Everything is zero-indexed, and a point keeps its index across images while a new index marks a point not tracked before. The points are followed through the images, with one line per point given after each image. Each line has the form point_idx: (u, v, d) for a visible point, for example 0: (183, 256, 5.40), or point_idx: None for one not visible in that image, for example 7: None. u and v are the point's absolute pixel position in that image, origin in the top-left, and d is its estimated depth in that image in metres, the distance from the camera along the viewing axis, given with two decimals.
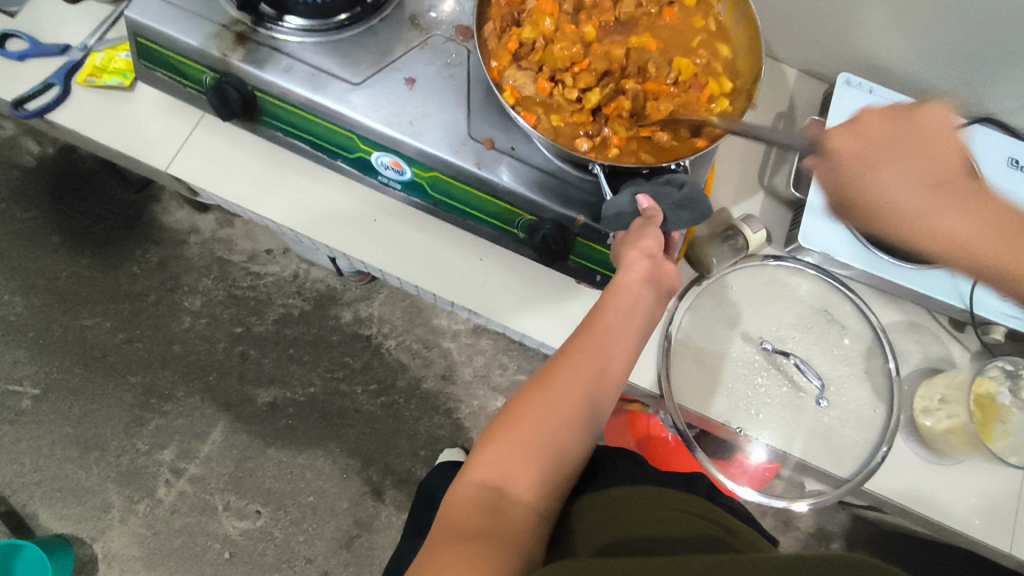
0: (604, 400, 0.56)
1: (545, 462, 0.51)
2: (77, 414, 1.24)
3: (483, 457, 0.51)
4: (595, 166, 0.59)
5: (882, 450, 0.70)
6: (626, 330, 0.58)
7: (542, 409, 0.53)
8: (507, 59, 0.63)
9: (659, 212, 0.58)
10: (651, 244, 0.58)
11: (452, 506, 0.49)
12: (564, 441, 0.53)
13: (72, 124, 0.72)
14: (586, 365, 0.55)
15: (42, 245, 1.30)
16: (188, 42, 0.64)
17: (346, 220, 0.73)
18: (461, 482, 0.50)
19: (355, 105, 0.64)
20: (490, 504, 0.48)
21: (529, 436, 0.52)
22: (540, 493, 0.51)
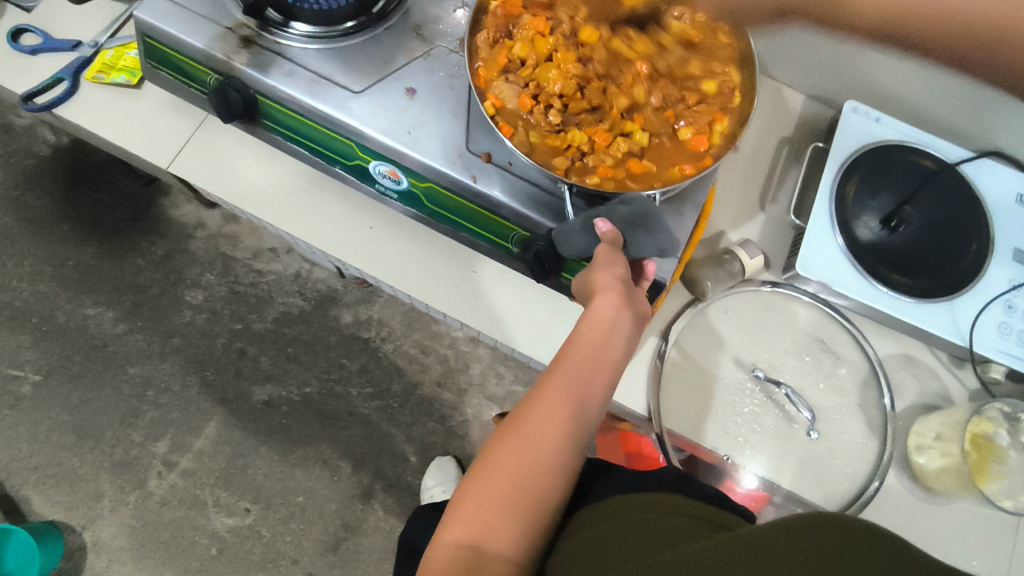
0: (582, 435, 0.54)
1: (522, 512, 0.50)
2: (75, 401, 1.25)
3: (458, 514, 0.50)
4: (563, 186, 0.61)
5: (873, 484, 0.69)
6: (604, 360, 0.56)
7: (516, 456, 0.52)
8: (496, 71, 0.62)
9: (615, 233, 0.58)
10: (621, 270, 0.57)
11: (429, 568, 0.48)
12: (541, 486, 0.51)
13: (77, 119, 0.73)
14: (561, 404, 0.54)
15: (52, 232, 1.32)
16: (193, 44, 0.65)
17: (342, 224, 0.74)
18: (437, 543, 0.50)
19: (356, 115, 0.64)
20: (467, 566, 0.48)
21: (504, 487, 0.51)
22: (518, 543, 0.50)
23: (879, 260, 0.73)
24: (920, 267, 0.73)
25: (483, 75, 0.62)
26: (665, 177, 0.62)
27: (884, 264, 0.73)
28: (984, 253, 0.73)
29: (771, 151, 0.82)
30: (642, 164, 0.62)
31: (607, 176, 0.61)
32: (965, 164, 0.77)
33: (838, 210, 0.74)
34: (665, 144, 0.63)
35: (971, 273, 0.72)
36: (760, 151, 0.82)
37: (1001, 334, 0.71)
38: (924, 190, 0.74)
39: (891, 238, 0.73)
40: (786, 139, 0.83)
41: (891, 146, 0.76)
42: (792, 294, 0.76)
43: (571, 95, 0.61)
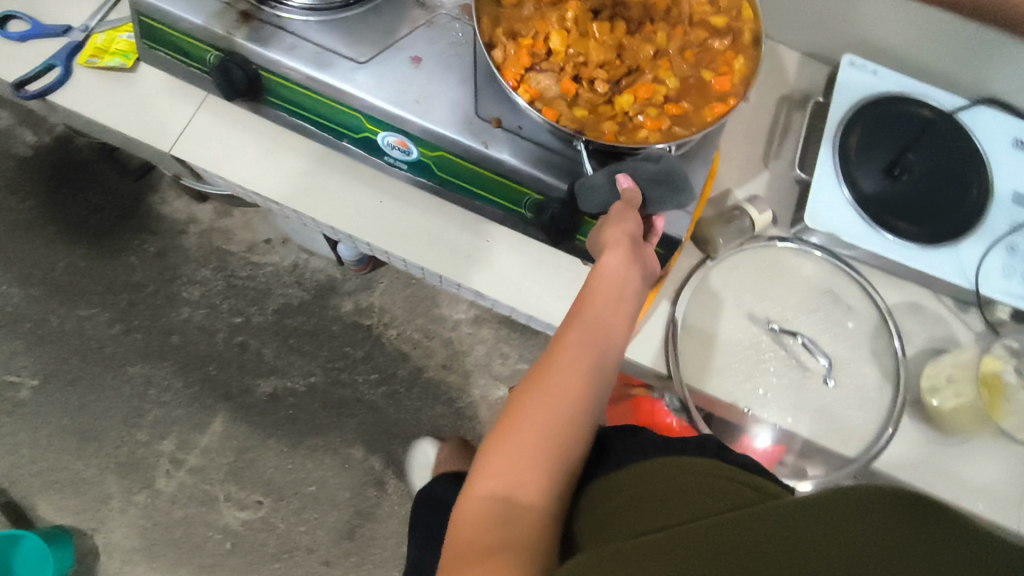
0: (601, 386, 0.56)
1: (549, 460, 0.51)
2: (76, 405, 1.23)
3: (485, 467, 0.50)
4: (581, 145, 0.61)
5: (886, 433, 0.71)
6: (617, 314, 0.58)
7: (541, 408, 0.53)
8: (518, 59, 0.61)
9: (637, 192, 0.58)
10: (633, 226, 0.58)
11: (463, 523, 0.48)
12: (566, 435, 0.52)
13: (73, 105, 0.72)
14: (580, 357, 0.55)
15: (39, 235, 1.29)
16: (192, 21, 0.64)
17: (352, 202, 0.73)
18: (467, 497, 0.50)
19: (365, 86, 0.64)
20: (502, 515, 0.48)
21: (532, 437, 0.51)
22: (548, 492, 0.50)
23: (884, 209, 0.74)
24: (923, 214, 0.74)
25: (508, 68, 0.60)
26: (704, 120, 0.61)
27: (890, 210, 0.74)
28: (984, 197, 0.75)
29: (772, 110, 0.83)
30: (681, 113, 0.61)
31: (655, 128, 0.60)
32: (961, 112, 0.78)
33: (842, 161, 0.75)
34: (696, 85, 0.63)
35: (975, 217, 0.74)
36: (760, 110, 0.83)
37: (1006, 275, 0.73)
38: (923, 138, 0.75)
39: (894, 186, 0.74)
40: (785, 97, 0.84)
41: (889, 96, 0.77)
42: (804, 249, 0.77)
43: (605, 66, 0.61)
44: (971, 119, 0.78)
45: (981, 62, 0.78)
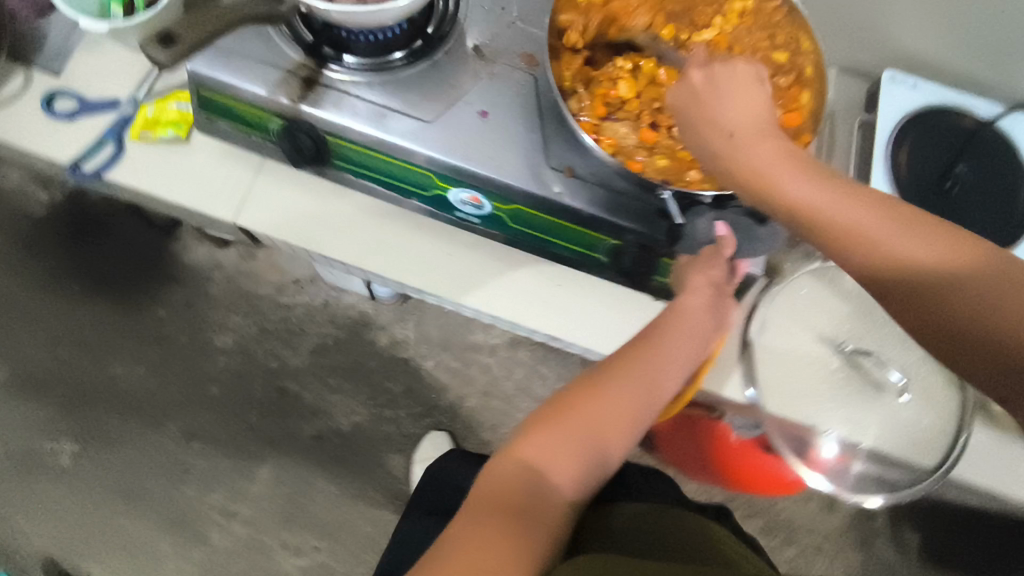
0: (650, 410, 0.59)
1: (584, 456, 0.55)
2: (119, 465, 1.22)
3: (531, 438, 0.55)
4: (666, 192, 0.59)
5: (963, 438, 0.73)
6: (682, 347, 0.62)
7: (596, 415, 0.57)
8: (598, 112, 0.63)
9: (731, 242, 0.63)
10: (717, 273, 0.63)
11: (492, 476, 0.54)
12: (604, 441, 0.56)
13: (129, 181, 0.70)
14: (639, 374, 0.59)
15: (62, 294, 1.26)
16: (256, 91, 0.63)
17: (421, 257, 0.73)
18: (505, 456, 0.55)
19: (436, 147, 0.64)
20: (526, 484, 0.53)
21: (578, 439, 0.56)
22: (573, 485, 0.55)
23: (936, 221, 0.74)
24: (973, 225, 0.75)
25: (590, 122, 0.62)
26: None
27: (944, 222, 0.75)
28: None
29: None
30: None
31: None
32: (1001, 120, 0.79)
33: (892, 175, 0.76)
34: None
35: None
36: None
37: None
38: (967, 153, 0.77)
39: (941, 199, 0.75)
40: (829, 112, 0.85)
41: (932, 110, 0.78)
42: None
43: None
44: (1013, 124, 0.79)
45: None
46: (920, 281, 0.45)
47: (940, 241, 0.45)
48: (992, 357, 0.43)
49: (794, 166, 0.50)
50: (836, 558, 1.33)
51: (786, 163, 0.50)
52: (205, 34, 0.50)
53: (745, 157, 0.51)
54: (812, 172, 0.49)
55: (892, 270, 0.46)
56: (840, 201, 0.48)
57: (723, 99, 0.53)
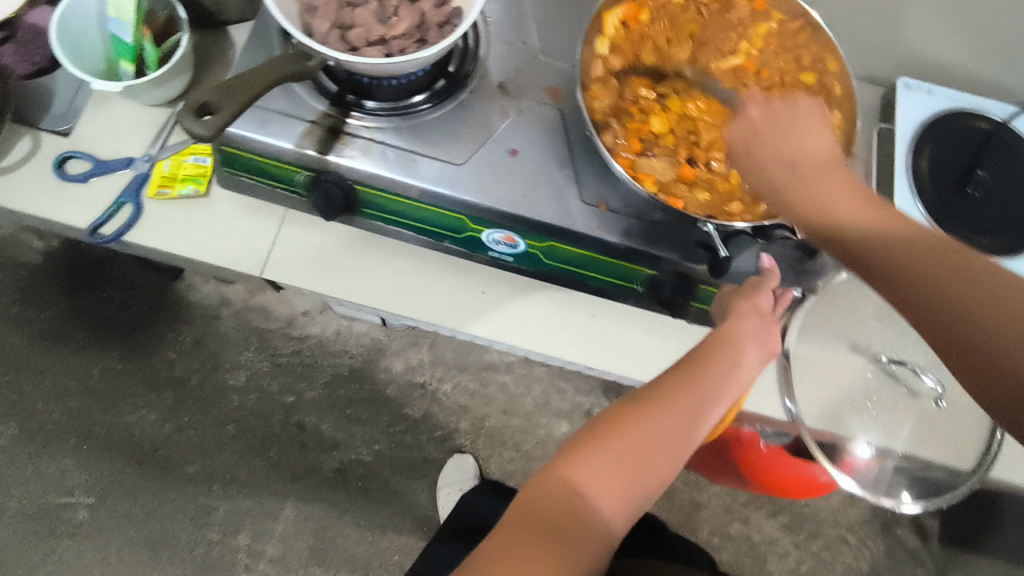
0: (696, 438, 0.56)
1: (629, 480, 0.52)
2: (139, 514, 1.19)
3: (577, 458, 0.52)
4: (709, 225, 0.61)
5: (998, 437, 0.73)
6: (728, 373, 0.59)
7: (643, 440, 0.54)
8: (633, 146, 0.63)
9: (776, 274, 0.64)
10: (761, 302, 0.62)
11: (535, 494, 0.51)
12: (650, 466, 0.53)
13: (151, 242, 0.68)
14: (686, 399, 0.56)
15: (67, 343, 1.23)
16: (281, 145, 0.62)
17: (454, 297, 0.72)
18: (547, 477, 0.52)
19: (468, 189, 0.62)
20: (570, 506, 0.50)
21: (626, 464, 0.52)
22: (617, 512, 0.51)
23: (964, 224, 0.75)
24: (999, 226, 0.75)
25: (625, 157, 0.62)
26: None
27: (968, 224, 0.75)
28: None
29: None
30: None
31: None
32: (1013, 120, 0.80)
33: (916, 180, 0.76)
34: None
35: None
36: None
37: None
38: (986, 154, 0.78)
39: (967, 201, 0.76)
40: None
41: (947, 115, 0.80)
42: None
43: (716, 143, 0.64)
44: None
45: None
46: (906, 278, 0.42)
47: (932, 238, 0.44)
48: (986, 368, 0.39)
49: (831, 180, 0.49)
50: (861, 548, 1.35)
51: (812, 162, 0.50)
52: (241, 102, 0.49)
53: (763, 149, 0.53)
54: (831, 173, 0.50)
55: (881, 259, 0.44)
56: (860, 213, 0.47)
57: (788, 132, 0.52)
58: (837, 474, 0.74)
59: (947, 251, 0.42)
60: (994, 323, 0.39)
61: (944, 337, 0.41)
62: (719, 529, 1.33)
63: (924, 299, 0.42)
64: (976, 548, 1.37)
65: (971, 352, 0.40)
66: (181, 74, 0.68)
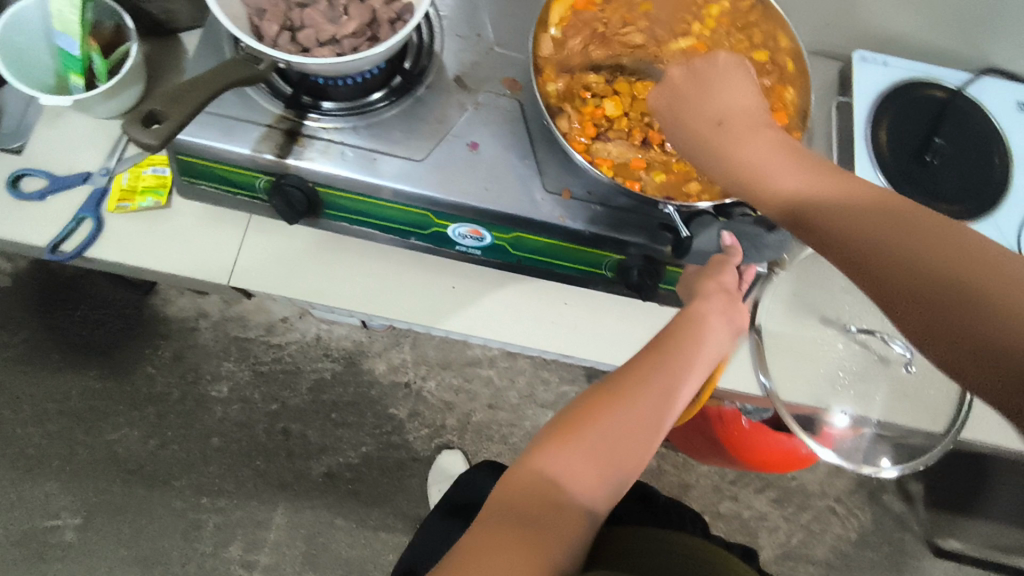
0: (669, 418, 0.57)
1: (602, 467, 0.53)
2: (128, 532, 1.18)
3: (552, 447, 0.54)
4: (670, 206, 0.61)
5: (967, 398, 0.74)
6: (698, 352, 0.60)
7: (616, 424, 0.55)
8: (589, 132, 0.64)
9: (739, 251, 0.65)
10: (726, 279, 0.62)
11: (510, 486, 0.52)
12: (623, 450, 0.54)
13: (114, 256, 0.67)
14: (657, 381, 0.57)
15: (43, 365, 1.22)
16: (237, 151, 0.61)
17: (425, 293, 0.72)
18: (524, 467, 0.53)
19: (430, 185, 0.62)
20: (545, 495, 0.51)
21: (600, 450, 0.54)
22: (593, 497, 0.53)
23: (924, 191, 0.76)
24: (960, 191, 0.77)
25: (580, 142, 0.63)
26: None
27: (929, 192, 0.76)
28: (1007, 164, 0.79)
29: None
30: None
31: None
32: (967, 87, 0.82)
33: (877, 151, 0.77)
34: None
35: (1005, 186, 0.77)
36: None
37: None
38: (943, 123, 0.79)
39: (927, 169, 0.77)
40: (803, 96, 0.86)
41: (903, 85, 0.81)
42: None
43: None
44: (977, 91, 0.82)
45: (978, 35, 0.82)
46: (870, 253, 0.41)
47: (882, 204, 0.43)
48: (974, 352, 0.36)
49: (757, 157, 0.49)
50: (849, 517, 1.37)
51: (768, 156, 0.49)
52: (192, 108, 0.49)
53: (715, 139, 0.51)
54: (793, 159, 0.48)
55: (866, 241, 0.41)
56: (810, 193, 0.46)
57: (715, 108, 0.52)
58: (815, 445, 0.75)
59: (922, 221, 0.41)
60: (960, 287, 0.38)
61: (925, 306, 0.38)
62: (709, 508, 1.34)
63: (892, 271, 0.40)
64: (961, 510, 1.39)
65: (923, 303, 0.38)
66: (132, 84, 0.67)
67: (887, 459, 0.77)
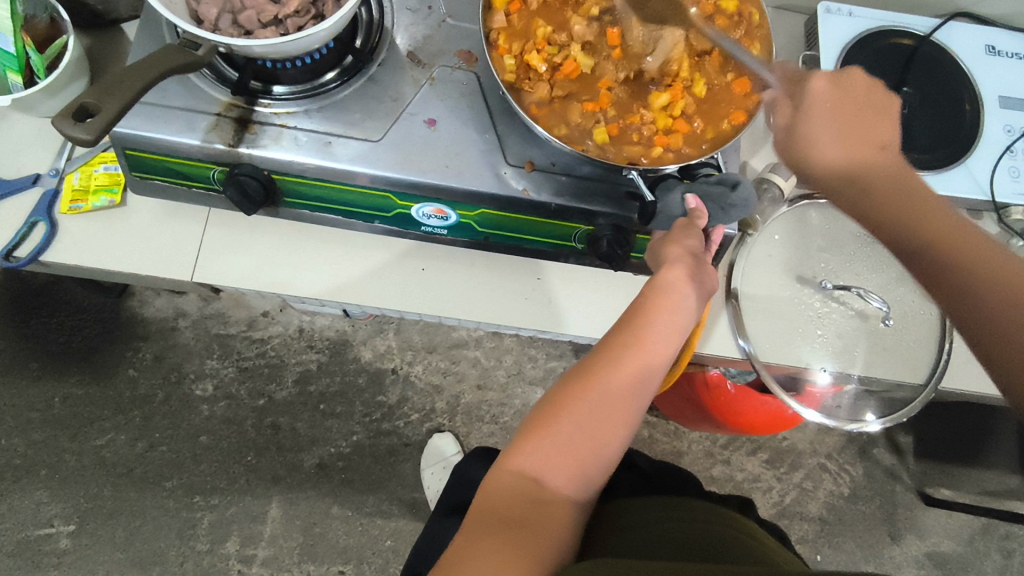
0: (644, 395, 0.58)
1: (580, 457, 0.54)
2: (123, 536, 1.18)
3: (527, 446, 0.54)
4: (633, 172, 0.60)
5: (946, 347, 0.75)
6: (669, 326, 0.59)
7: (591, 412, 0.55)
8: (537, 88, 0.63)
9: (704, 212, 0.60)
10: (692, 244, 0.61)
11: (490, 489, 0.53)
12: (599, 438, 0.55)
13: (71, 259, 0.66)
14: (627, 361, 0.57)
15: (22, 374, 1.20)
16: (187, 142, 0.59)
17: (396, 276, 0.70)
18: (501, 466, 0.54)
19: (390, 165, 0.60)
20: (526, 492, 0.52)
21: (576, 442, 0.54)
22: (574, 487, 0.54)
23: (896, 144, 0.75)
24: (932, 143, 0.76)
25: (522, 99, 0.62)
26: (720, 130, 0.64)
27: (902, 143, 0.75)
28: (977, 109, 0.78)
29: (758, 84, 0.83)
30: (706, 113, 0.65)
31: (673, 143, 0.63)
32: (937, 32, 0.80)
33: None
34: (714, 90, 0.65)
35: (976, 133, 0.77)
36: None
37: (1015, 178, 0.77)
38: (913, 73, 0.78)
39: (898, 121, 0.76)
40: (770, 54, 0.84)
41: (872, 35, 0.79)
42: None
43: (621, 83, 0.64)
44: (947, 36, 0.80)
45: None
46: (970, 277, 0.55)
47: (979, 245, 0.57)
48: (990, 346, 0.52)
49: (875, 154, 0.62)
50: (841, 473, 1.39)
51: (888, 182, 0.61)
52: (129, 99, 0.48)
53: (874, 179, 0.61)
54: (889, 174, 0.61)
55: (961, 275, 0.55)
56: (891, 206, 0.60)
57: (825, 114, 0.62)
58: (798, 407, 0.74)
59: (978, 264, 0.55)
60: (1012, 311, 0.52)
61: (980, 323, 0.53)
62: (703, 473, 1.35)
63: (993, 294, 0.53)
64: (951, 458, 1.41)
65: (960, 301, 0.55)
66: (73, 80, 0.65)
67: (871, 413, 0.78)
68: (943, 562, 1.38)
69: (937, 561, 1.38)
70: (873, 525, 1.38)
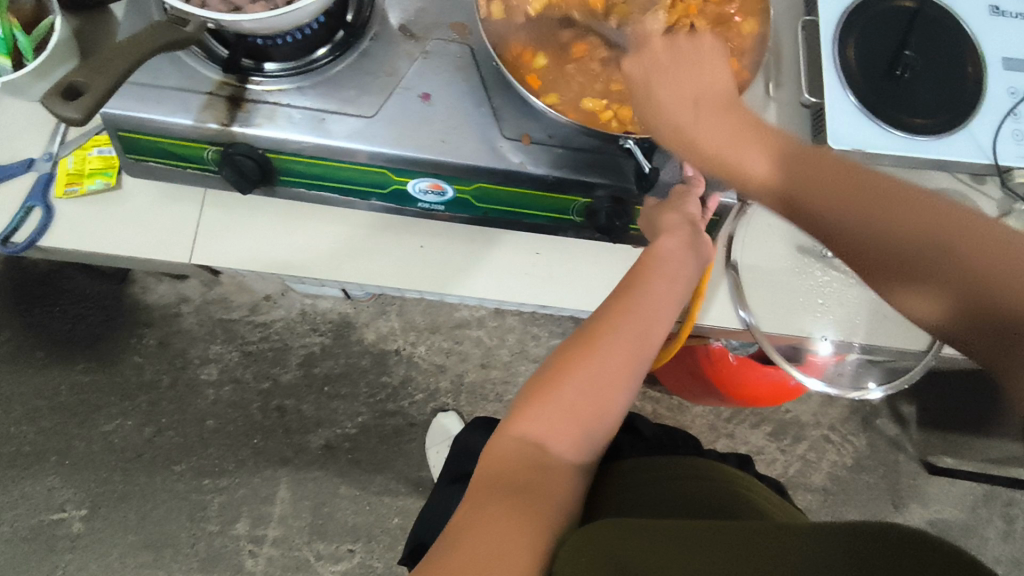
0: (646, 359, 0.58)
1: (582, 421, 0.54)
2: (135, 519, 1.20)
3: (529, 413, 0.54)
4: (629, 141, 0.59)
5: None
6: (670, 291, 0.60)
7: (593, 376, 0.55)
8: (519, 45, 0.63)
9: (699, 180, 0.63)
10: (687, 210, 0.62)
11: (494, 456, 0.53)
12: (602, 402, 0.55)
13: (68, 244, 0.66)
14: (630, 325, 0.57)
15: (28, 363, 1.21)
16: (180, 123, 0.59)
17: (393, 253, 0.70)
18: (504, 433, 0.54)
19: (385, 141, 0.60)
20: (529, 458, 0.53)
21: (577, 405, 0.54)
22: (578, 451, 0.54)
23: (896, 110, 0.75)
24: (934, 107, 0.75)
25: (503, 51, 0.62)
26: None
27: (901, 110, 0.74)
28: (980, 71, 0.77)
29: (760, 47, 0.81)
30: None
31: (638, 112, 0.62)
32: None
33: (845, 71, 0.75)
34: None
35: (979, 96, 0.76)
36: None
37: (1018, 140, 0.75)
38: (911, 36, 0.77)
39: (898, 86, 0.75)
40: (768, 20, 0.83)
41: None
42: None
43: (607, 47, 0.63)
44: None
45: None
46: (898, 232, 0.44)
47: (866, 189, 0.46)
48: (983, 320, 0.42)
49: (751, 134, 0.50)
50: (844, 444, 1.40)
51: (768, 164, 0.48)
52: (114, 79, 0.47)
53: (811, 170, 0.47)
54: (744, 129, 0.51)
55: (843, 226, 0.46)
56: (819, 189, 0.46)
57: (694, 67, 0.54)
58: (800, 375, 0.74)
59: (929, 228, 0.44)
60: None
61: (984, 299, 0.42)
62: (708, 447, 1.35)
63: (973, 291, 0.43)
64: (955, 427, 1.42)
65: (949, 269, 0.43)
66: (64, 62, 0.64)
67: (873, 381, 0.77)
68: (947, 530, 1.39)
69: (941, 528, 1.39)
70: (877, 495, 1.39)
